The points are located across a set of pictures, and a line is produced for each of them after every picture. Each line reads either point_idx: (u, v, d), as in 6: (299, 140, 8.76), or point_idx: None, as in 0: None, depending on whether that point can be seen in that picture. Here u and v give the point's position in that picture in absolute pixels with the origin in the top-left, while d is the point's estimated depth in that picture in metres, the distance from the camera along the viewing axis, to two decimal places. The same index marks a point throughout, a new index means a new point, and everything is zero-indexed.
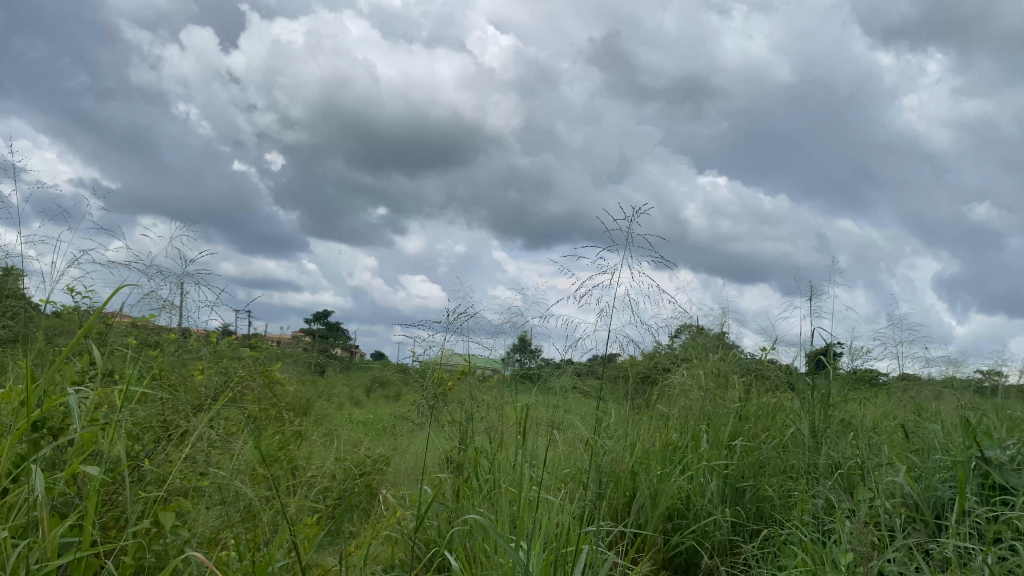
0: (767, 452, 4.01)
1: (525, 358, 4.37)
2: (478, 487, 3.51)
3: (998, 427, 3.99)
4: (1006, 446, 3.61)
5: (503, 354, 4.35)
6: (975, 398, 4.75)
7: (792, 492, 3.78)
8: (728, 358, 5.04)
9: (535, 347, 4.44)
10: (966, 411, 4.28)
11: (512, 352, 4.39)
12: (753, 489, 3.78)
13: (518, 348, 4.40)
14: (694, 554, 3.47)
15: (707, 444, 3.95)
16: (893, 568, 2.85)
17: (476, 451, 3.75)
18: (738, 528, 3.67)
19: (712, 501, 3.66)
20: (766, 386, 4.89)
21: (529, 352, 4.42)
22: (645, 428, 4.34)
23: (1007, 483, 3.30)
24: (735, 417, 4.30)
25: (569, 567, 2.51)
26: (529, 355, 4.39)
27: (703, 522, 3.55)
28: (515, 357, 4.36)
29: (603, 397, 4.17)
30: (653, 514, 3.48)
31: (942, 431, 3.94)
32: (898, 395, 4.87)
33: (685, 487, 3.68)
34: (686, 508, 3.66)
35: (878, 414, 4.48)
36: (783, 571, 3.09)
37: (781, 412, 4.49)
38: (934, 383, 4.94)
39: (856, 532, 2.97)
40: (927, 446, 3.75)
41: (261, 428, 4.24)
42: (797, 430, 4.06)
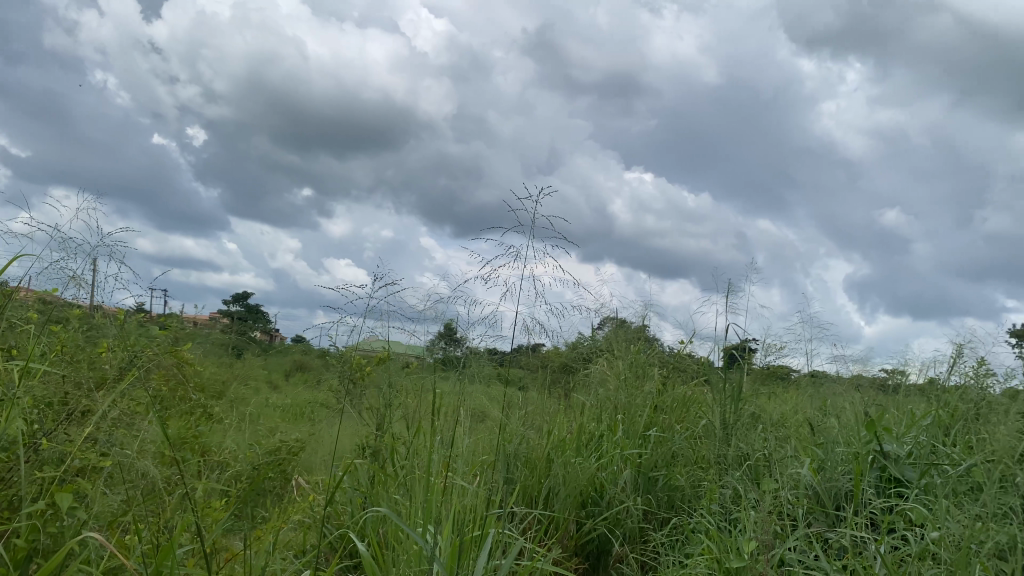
0: (679, 442, 4.10)
1: (451, 346, 4.36)
2: (394, 474, 3.49)
3: (897, 423, 4.17)
4: (903, 441, 3.78)
5: (427, 341, 4.31)
6: (878, 394, 4.94)
7: (701, 483, 3.87)
8: (647, 350, 5.13)
9: (462, 334, 4.42)
10: (868, 406, 4.46)
11: (437, 338, 4.35)
12: (665, 478, 3.87)
13: (444, 335, 4.36)
14: (606, 541, 3.54)
15: (623, 434, 4.01)
16: (794, 556, 2.96)
17: (392, 437, 3.72)
18: (649, 516, 3.76)
19: (624, 489, 3.73)
20: (681, 378, 4.99)
21: (455, 340, 4.38)
22: (561, 418, 4.38)
23: (903, 477, 3.47)
24: (650, 407, 4.38)
25: (475, 552, 2.51)
26: (456, 344, 4.35)
27: (615, 510, 3.62)
28: (440, 344, 4.33)
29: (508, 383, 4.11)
30: (566, 501, 3.52)
31: (845, 425, 4.10)
32: (807, 390, 5.03)
33: (599, 475, 3.75)
34: (599, 496, 3.72)
35: (785, 408, 4.63)
36: (689, 559, 3.16)
37: (694, 404, 4.61)
38: (840, 379, 5.12)
39: (759, 522, 3.07)
40: (830, 439, 3.90)
41: (170, 409, 4.11)
42: (709, 422, 4.16)
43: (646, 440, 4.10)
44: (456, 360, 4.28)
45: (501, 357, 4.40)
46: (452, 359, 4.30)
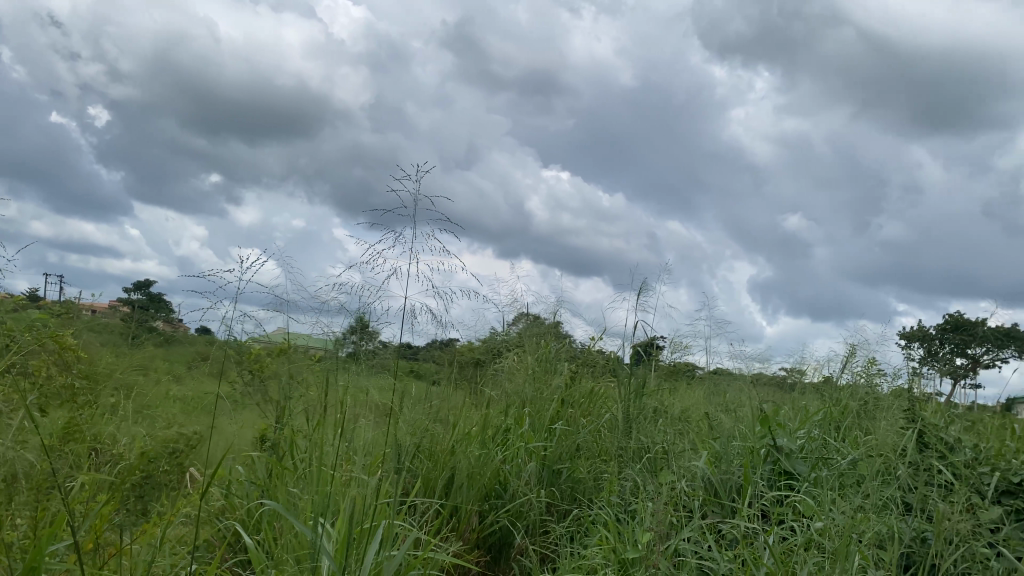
0: (584, 436, 4.15)
1: (362, 340, 4.24)
2: (293, 467, 3.40)
3: (791, 418, 4.32)
4: (796, 436, 3.92)
5: (336, 336, 4.22)
6: (777, 391, 5.12)
7: (604, 475, 3.93)
8: (557, 345, 5.17)
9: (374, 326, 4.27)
10: (765, 401, 4.61)
11: (348, 333, 4.25)
12: (568, 471, 3.91)
13: (354, 329, 4.25)
14: (508, 534, 3.55)
15: (529, 427, 4.03)
16: (688, 547, 3.03)
17: (292, 430, 3.63)
18: (552, 508, 3.79)
19: (528, 482, 3.75)
20: (590, 372, 5.05)
21: (367, 332, 4.26)
22: (468, 411, 4.36)
23: (793, 469, 3.60)
24: (557, 401, 4.41)
25: (366, 546, 2.47)
26: (367, 337, 4.25)
27: (518, 502, 3.63)
28: (350, 339, 4.23)
29: (399, 375, 4.08)
30: (469, 494, 3.51)
31: (743, 420, 4.22)
32: (710, 386, 5.16)
33: (502, 469, 3.75)
34: (502, 489, 3.72)
35: (688, 404, 4.74)
36: (586, 549, 3.20)
37: (600, 398, 4.66)
38: (741, 376, 5.28)
39: (655, 513, 3.13)
40: (727, 434, 4.01)
41: (54, 398, 3.90)
42: (614, 417, 4.22)
43: (551, 433, 4.13)
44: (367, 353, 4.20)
45: (411, 355, 4.24)
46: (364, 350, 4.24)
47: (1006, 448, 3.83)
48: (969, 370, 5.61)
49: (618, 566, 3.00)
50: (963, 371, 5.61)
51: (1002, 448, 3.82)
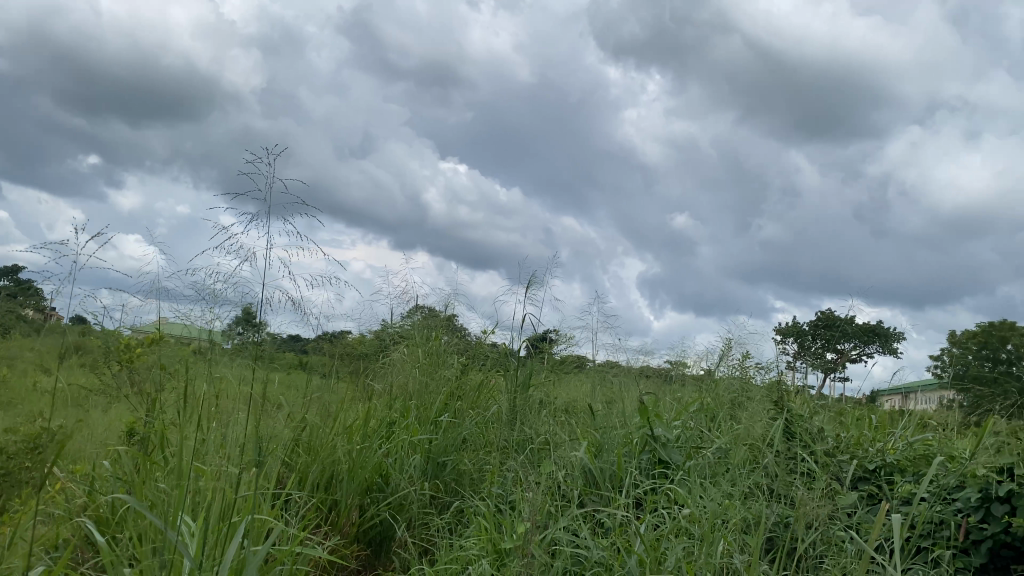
0: (469, 428, 4.15)
1: (246, 331, 4.02)
2: (163, 462, 3.27)
3: (670, 408, 4.46)
4: (673, 426, 4.05)
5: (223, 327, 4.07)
6: (661, 383, 5.27)
7: (488, 466, 3.94)
8: (448, 337, 5.15)
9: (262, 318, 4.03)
10: (647, 392, 4.74)
11: (236, 323, 4.07)
12: (453, 463, 3.91)
13: (242, 320, 4.05)
14: (389, 527, 3.54)
15: (415, 420, 4.01)
16: (563, 536, 3.09)
17: (163, 423, 3.48)
18: (435, 501, 3.79)
19: (411, 475, 3.73)
20: (480, 364, 5.06)
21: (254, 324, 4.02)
22: (352, 403, 4.29)
23: (669, 459, 3.72)
24: (444, 394, 4.40)
25: (225, 546, 2.41)
26: (253, 328, 4.02)
27: (400, 495, 3.61)
28: (236, 329, 4.05)
29: (267, 364, 3.96)
30: (349, 489, 3.47)
31: (624, 412, 4.32)
32: (597, 377, 5.26)
33: (385, 462, 3.72)
34: (384, 483, 3.69)
35: (574, 396, 4.82)
36: (463, 541, 3.22)
37: (488, 390, 4.69)
38: (627, 368, 5.41)
39: (532, 504, 3.17)
40: (608, 425, 4.10)
41: None
42: (502, 409, 4.25)
43: (437, 425, 4.12)
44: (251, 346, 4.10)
45: (300, 347, 4.36)
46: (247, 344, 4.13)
47: (865, 436, 4.07)
48: (838, 364, 5.95)
49: (494, 556, 3.02)
50: (832, 364, 5.94)
51: (862, 437, 4.06)
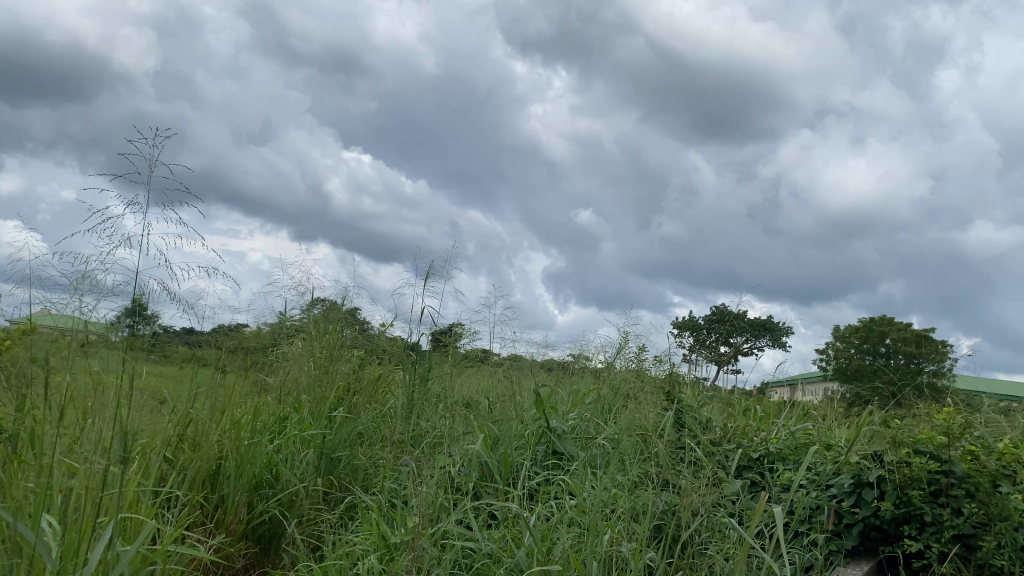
0: (365, 422, 4.10)
1: (136, 324, 3.85)
2: (32, 460, 3.08)
3: (566, 400, 4.52)
4: (568, 418, 4.10)
5: (110, 317, 3.78)
6: (560, 375, 5.33)
7: (383, 461, 3.90)
8: (346, 330, 5.07)
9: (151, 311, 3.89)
10: (543, 385, 4.79)
11: (124, 315, 3.79)
12: (347, 458, 3.86)
13: (131, 312, 3.81)
14: (279, 524, 3.46)
15: (308, 415, 3.93)
16: (456, 530, 3.09)
17: (33, 419, 3.28)
18: (328, 497, 3.73)
19: (302, 471, 3.66)
20: (378, 358, 5.00)
21: (142, 317, 3.87)
22: (242, 398, 4.16)
23: (563, 450, 3.77)
24: (339, 387, 4.32)
25: (90, 546, 2.29)
26: (143, 321, 3.87)
27: (290, 491, 3.53)
28: (126, 321, 3.79)
29: (150, 355, 3.82)
30: (237, 485, 3.37)
31: (521, 405, 4.35)
32: (498, 369, 5.28)
33: (275, 457, 3.63)
34: (274, 479, 3.60)
35: (473, 389, 4.81)
36: (353, 536, 3.17)
37: (385, 384, 4.64)
38: (528, 361, 5.44)
39: (424, 498, 3.15)
40: (504, 417, 4.12)
41: None
42: (398, 403, 4.21)
43: (331, 420, 4.04)
44: (143, 340, 3.81)
45: (191, 339, 4.21)
46: (138, 336, 3.86)
47: (751, 426, 4.22)
48: (731, 358, 6.15)
49: (383, 551, 2.99)
50: (725, 357, 6.14)
51: (747, 426, 4.21)
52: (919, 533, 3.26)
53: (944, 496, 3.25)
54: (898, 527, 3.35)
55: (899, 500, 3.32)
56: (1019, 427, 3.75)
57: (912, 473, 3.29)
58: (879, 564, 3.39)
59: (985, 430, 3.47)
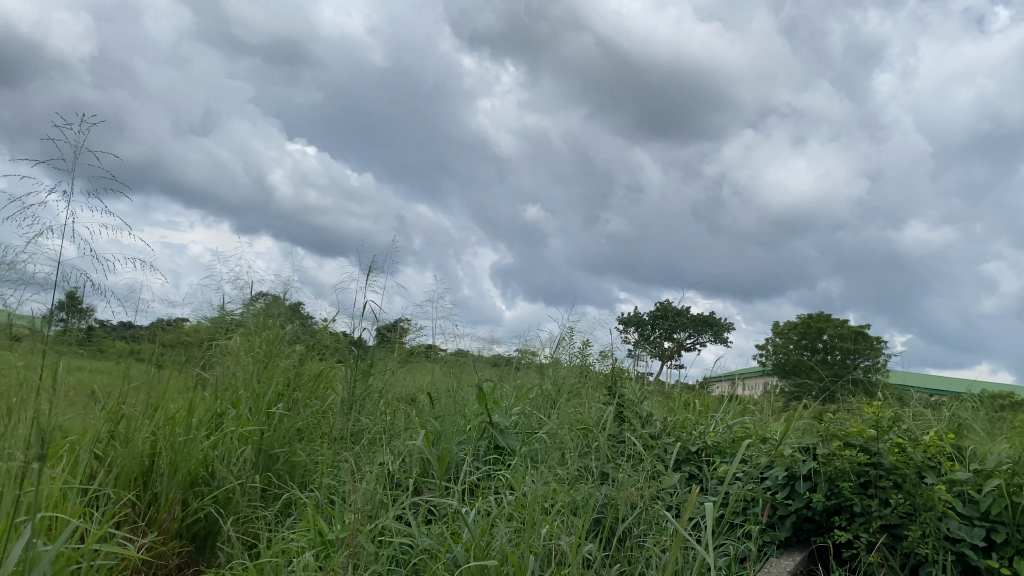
0: (304, 419, 4.06)
1: (71, 318, 3.74)
2: None
3: (509, 395, 4.52)
4: (510, 413, 4.11)
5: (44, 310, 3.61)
6: (505, 370, 5.33)
7: (322, 457, 3.86)
8: (287, 325, 4.99)
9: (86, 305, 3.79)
10: (486, 380, 4.79)
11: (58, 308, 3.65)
12: (285, 455, 3.80)
13: (65, 305, 3.68)
14: (214, 521, 3.40)
15: (246, 411, 3.86)
16: (394, 526, 3.07)
17: None
18: (266, 493, 3.67)
19: (239, 468, 3.59)
20: (320, 353, 4.94)
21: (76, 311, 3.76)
22: (178, 393, 4.07)
23: (504, 445, 3.77)
24: (279, 382, 4.26)
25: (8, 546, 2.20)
26: (77, 316, 3.76)
27: (226, 488, 3.46)
28: (60, 315, 3.66)
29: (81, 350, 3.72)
30: (170, 482, 3.29)
31: (463, 400, 4.34)
32: (442, 364, 5.27)
33: (211, 453, 3.55)
34: (210, 476, 3.53)
35: (416, 384, 4.79)
36: (291, 533, 3.13)
37: (327, 379, 4.58)
38: (474, 356, 5.44)
39: (362, 494, 3.13)
40: (446, 413, 4.10)
41: None
42: (339, 398, 4.17)
43: (270, 416, 3.97)
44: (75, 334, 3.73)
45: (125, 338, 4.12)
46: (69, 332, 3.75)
47: (690, 420, 4.29)
48: (674, 353, 6.24)
49: (319, 548, 2.96)
50: (668, 353, 6.22)
51: (686, 420, 4.28)
52: (849, 524, 3.36)
53: (873, 487, 3.35)
54: (829, 517, 3.44)
55: (831, 491, 3.41)
56: (944, 421, 3.88)
57: (842, 465, 3.38)
58: (810, 554, 3.48)
59: (912, 424, 3.59)
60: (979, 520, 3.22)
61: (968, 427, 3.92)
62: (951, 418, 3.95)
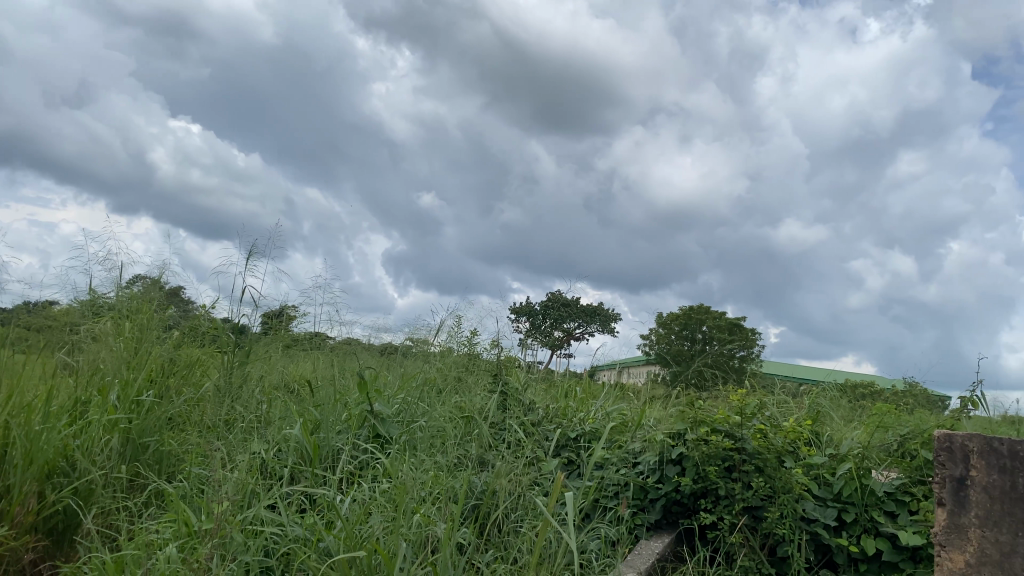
0: (177, 406, 3.92)
1: None
2: None
3: (391, 383, 4.51)
4: (393, 401, 4.10)
5: None
6: (392, 358, 5.30)
7: (194, 447, 3.73)
8: (162, 310, 4.80)
9: None
10: (368, 368, 4.75)
11: None
12: (156, 444, 3.66)
13: None
14: (74, 514, 3.24)
15: (112, 399, 3.67)
16: (266, 515, 3.00)
17: None
18: (133, 484, 3.53)
19: (103, 457, 3.43)
20: (198, 338, 4.77)
21: None
22: (37, 380, 3.83)
23: (386, 433, 3.77)
24: (150, 368, 4.08)
25: None
26: None
27: (88, 479, 3.30)
28: None
29: None
30: (25, 474, 3.11)
31: (345, 388, 4.30)
32: (328, 351, 5.19)
33: (72, 443, 3.38)
34: (70, 466, 3.35)
35: (300, 372, 4.70)
36: (157, 524, 3.02)
37: (202, 366, 4.44)
38: (362, 345, 5.39)
39: (231, 484, 3.04)
40: (327, 400, 4.05)
41: None
42: (215, 385, 4.04)
43: (139, 403, 3.81)
44: None
45: None
46: None
47: (570, 407, 4.38)
48: (564, 342, 6.35)
49: (185, 539, 2.87)
50: (558, 342, 6.32)
51: (568, 407, 4.36)
52: (714, 506, 3.51)
53: (736, 471, 3.49)
54: (696, 500, 3.60)
55: (698, 475, 3.56)
56: (804, 407, 4.10)
57: (710, 450, 3.53)
58: (678, 536, 3.64)
59: (774, 411, 3.79)
60: (832, 501, 3.44)
61: (827, 415, 4.17)
62: (812, 406, 4.18)
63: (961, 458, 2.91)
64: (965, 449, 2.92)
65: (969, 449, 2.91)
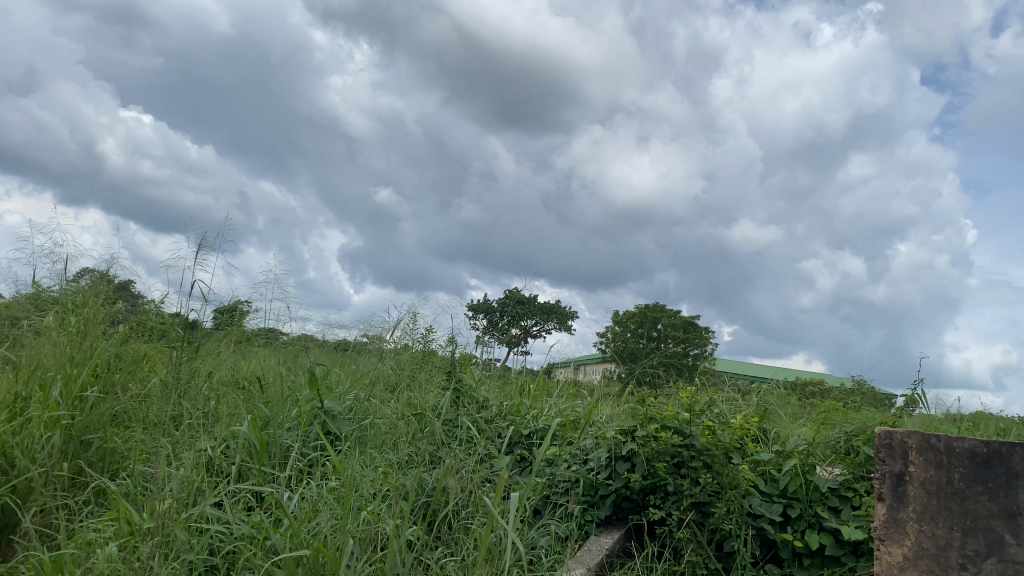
0: (122, 403, 3.84)
1: None
2: None
3: (343, 379, 4.48)
4: (344, 399, 4.08)
5: None
6: (347, 354, 5.26)
7: (140, 444, 3.67)
8: (109, 305, 4.72)
9: None
10: (320, 364, 4.71)
11: None
12: (99, 441, 3.59)
13: None
14: (12, 513, 3.15)
15: (54, 395, 3.58)
16: (212, 513, 2.96)
17: None
18: (75, 481, 3.45)
19: (43, 455, 3.34)
20: (146, 334, 4.68)
21: None
22: None
23: (337, 431, 3.76)
24: (95, 363, 3.99)
25: None
26: None
27: (27, 477, 3.22)
28: None
29: None
30: None
31: (296, 385, 4.27)
32: (280, 348, 5.13)
33: (10, 440, 3.28)
34: (9, 464, 3.26)
35: (251, 368, 4.64)
36: (98, 524, 2.96)
37: (149, 361, 4.35)
38: (316, 342, 5.34)
39: (176, 482, 3.00)
40: (277, 397, 4.01)
41: None
42: (162, 381, 3.97)
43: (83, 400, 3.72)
44: None
45: None
46: None
47: (524, 404, 4.39)
48: (521, 339, 6.36)
49: (128, 538, 2.81)
50: (516, 340, 6.32)
51: (521, 404, 4.38)
52: (662, 502, 3.55)
53: (685, 467, 3.53)
54: (645, 496, 3.64)
55: (647, 472, 3.60)
56: (753, 405, 4.17)
57: (659, 447, 3.58)
58: (627, 531, 3.68)
59: (723, 408, 3.85)
60: (778, 497, 3.50)
61: (775, 412, 4.24)
62: (760, 403, 4.24)
63: (901, 454, 2.98)
64: (904, 446, 2.99)
65: (908, 446, 2.99)
